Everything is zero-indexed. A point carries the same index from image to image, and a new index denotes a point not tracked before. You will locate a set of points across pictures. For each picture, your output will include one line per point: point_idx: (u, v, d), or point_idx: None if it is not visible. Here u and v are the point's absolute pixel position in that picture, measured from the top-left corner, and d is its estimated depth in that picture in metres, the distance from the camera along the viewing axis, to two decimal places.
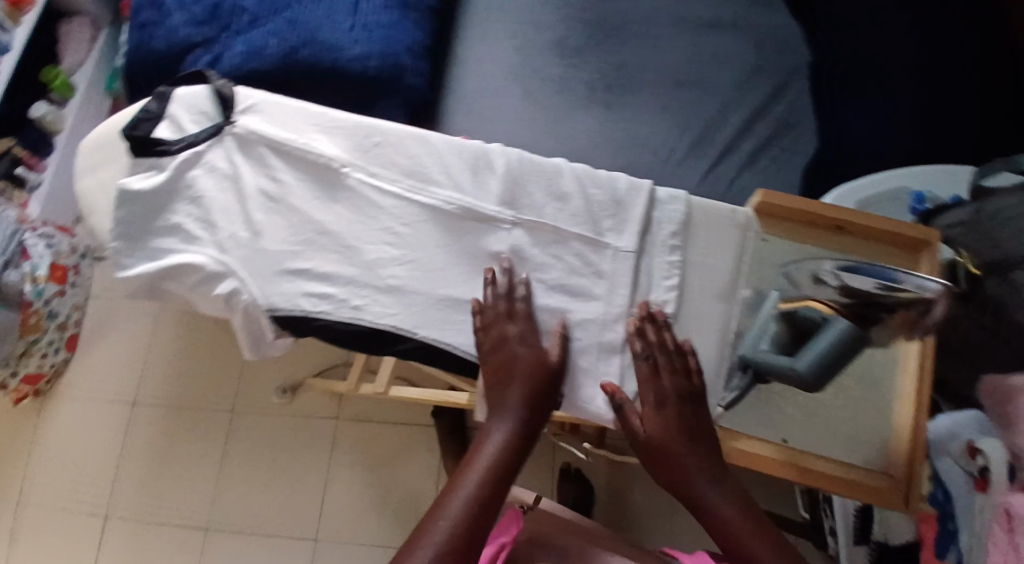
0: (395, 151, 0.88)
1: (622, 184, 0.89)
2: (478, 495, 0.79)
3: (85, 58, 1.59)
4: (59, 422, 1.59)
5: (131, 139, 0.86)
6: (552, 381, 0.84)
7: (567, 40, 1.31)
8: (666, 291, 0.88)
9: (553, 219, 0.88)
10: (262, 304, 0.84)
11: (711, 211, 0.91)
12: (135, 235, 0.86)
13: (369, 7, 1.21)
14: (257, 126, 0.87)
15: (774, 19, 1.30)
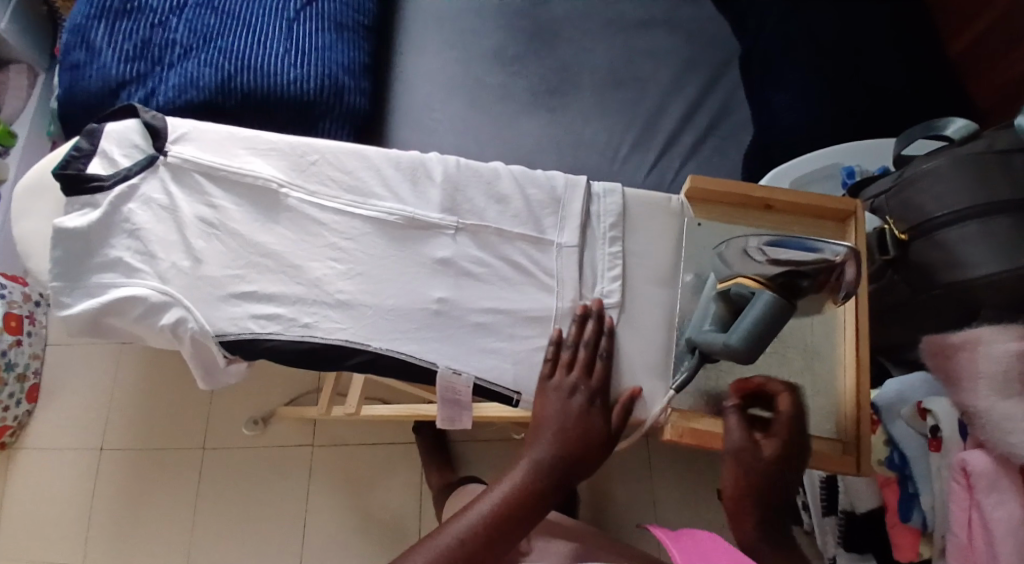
0: (332, 168, 0.89)
1: (559, 182, 0.91)
2: (481, 526, 0.81)
3: (25, 104, 1.61)
4: (26, 475, 1.57)
5: (62, 178, 0.86)
6: (594, 434, 0.83)
7: (505, 50, 1.34)
8: (612, 282, 0.89)
9: (496, 221, 0.90)
10: (210, 330, 0.84)
11: (647, 200, 0.92)
12: (75, 272, 0.85)
13: (303, 32, 1.23)
14: (191, 155, 0.88)
15: (701, 14, 1.35)
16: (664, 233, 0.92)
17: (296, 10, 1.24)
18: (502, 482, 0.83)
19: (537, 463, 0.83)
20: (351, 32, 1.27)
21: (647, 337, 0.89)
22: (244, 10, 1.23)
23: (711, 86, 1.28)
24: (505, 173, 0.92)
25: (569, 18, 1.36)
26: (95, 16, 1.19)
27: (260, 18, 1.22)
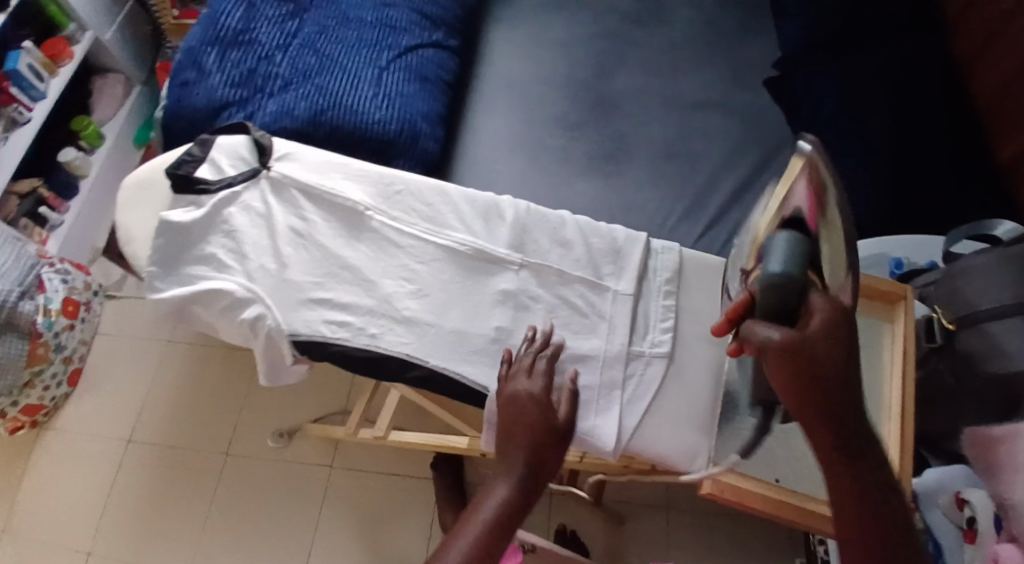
0: (414, 198, 1.00)
1: (621, 237, 1.02)
2: (481, 544, 0.77)
3: (116, 111, 1.77)
4: (52, 457, 1.62)
5: (174, 177, 0.97)
6: (555, 434, 0.88)
7: (568, 115, 1.44)
8: (662, 332, 0.99)
9: (558, 263, 1.00)
10: (285, 329, 0.94)
11: (699, 262, 1.03)
12: (173, 263, 0.96)
13: (392, 79, 1.35)
14: (290, 172, 1.00)
15: (758, 100, 1.42)
16: (713, 294, 1.02)
17: (387, 59, 1.37)
18: (483, 505, 0.81)
19: (513, 479, 0.83)
20: (433, 85, 1.39)
21: (694, 387, 0.98)
22: (342, 53, 1.36)
23: (760, 170, 1.35)
24: (571, 222, 1.02)
25: (630, 93, 1.45)
26: (209, 42, 1.33)
27: (355, 62, 1.35)
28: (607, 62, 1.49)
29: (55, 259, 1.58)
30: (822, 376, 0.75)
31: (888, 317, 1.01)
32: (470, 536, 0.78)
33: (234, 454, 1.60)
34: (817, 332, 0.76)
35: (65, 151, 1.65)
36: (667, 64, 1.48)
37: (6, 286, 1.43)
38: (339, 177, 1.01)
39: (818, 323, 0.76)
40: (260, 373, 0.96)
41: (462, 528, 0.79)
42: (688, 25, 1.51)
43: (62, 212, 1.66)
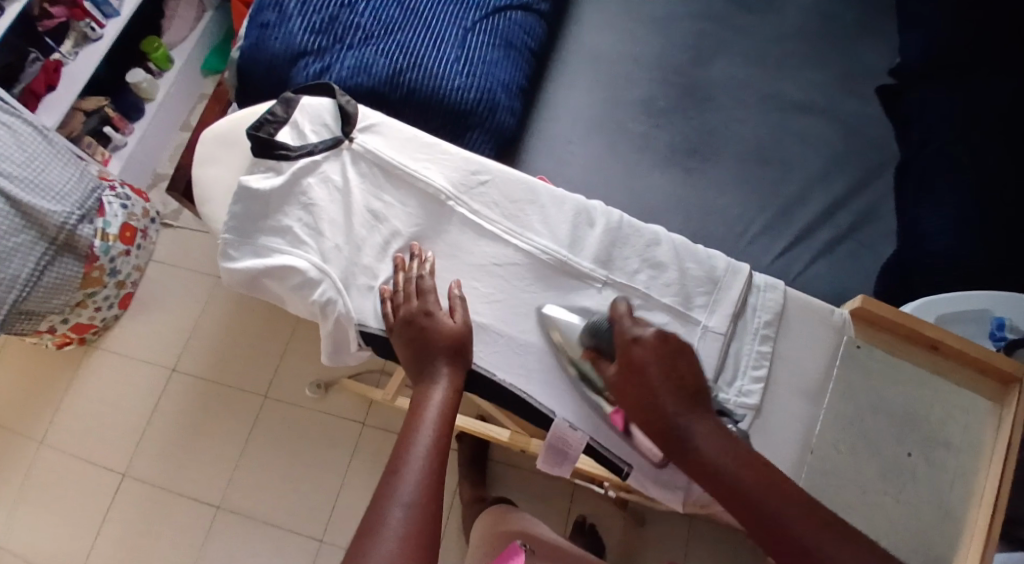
0: (497, 191, 1.01)
1: (721, 266, 1.00)
2: (434, 453, 0.84)
3: (187, 35, 1.73)
4: (96, 375, 1.64)
5: (257, 139, 0.99)
6: (467, 340, 0.93)
7: (655, 101, 1.38)
8: (753, 380, 0.96)
9: (649, 287, 0.99)
10: (353, 317, 0.97)
11: (803, 306, 1.00)
12: (249, 233, 0.98)
13: (476, 43, 1.29)
14: (373, 147, 1.01)
15: (863, 111, 1.35)
16: (817, 344, 0.98)
17: (474, 19, 1.30)
18: (423, 415, 0.87)
19: (440, 387, 0.89)
20: (518, 52, 1.33)
21: (773, 444, 0.95)
22: (428, 8, 1.30)
23: (857, 189, 1.28)
24: (666, 240, 1.01)
25: (727, 83, 1.38)
26: None
27: (440, 20, 1.29)
28: (704, 46, 1.42)
29: (117, 183, 1.59)
30: (641, 404, 0.86)
31: (998, 398, 0.94)
32: (423, 445, 0.84)
33: (272, 397, 1.59)
34: (625, 365, 0.88)
35: (134, 72, 1.64)
36: (769, 57, 1.40)
37: (66, 209, 1.45)
38: (424, 160, 1.02)
39: (624, 356, 0.89)
40: (323, 351, 1.00)
41: (408, 438, 0.85)
42: (801, 12, 1.43)
43: (126, 134, 1.66)
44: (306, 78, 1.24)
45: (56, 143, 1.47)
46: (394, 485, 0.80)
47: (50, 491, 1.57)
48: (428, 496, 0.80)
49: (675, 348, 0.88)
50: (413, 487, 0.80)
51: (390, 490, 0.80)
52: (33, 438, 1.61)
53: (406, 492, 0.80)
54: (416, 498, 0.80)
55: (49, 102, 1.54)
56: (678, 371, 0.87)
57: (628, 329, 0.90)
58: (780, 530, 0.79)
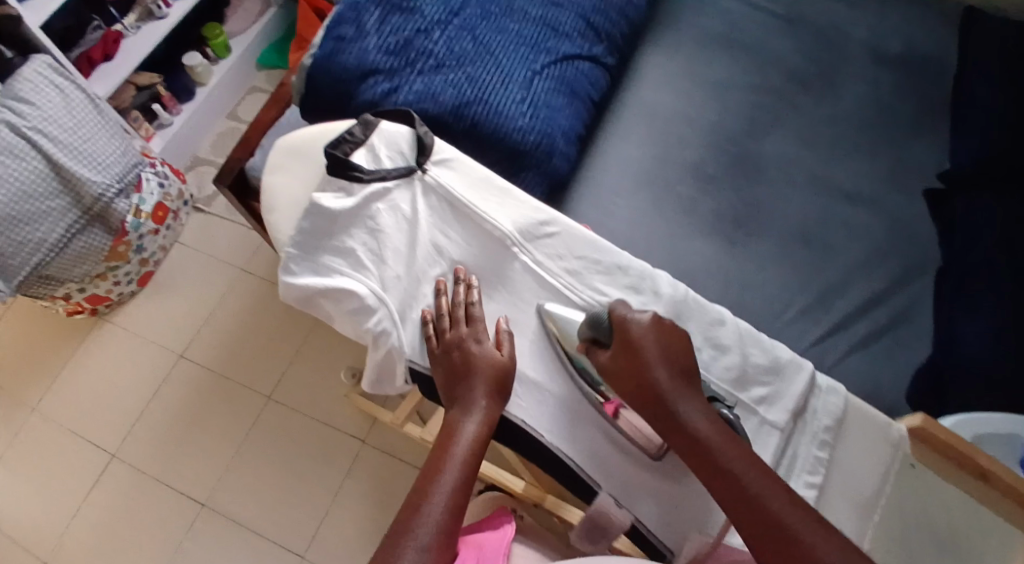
0: (564, 245, 1.02)
1: (784, 358, 0.99)
2: (459, 489, 0.86)
3: (249, 27, 1.75)
4: (100, 349, 1.62)
5: (333, 159, 1.00)
6: (509, 376, 0.96)
7: (705, 167, 1.38)
8: (807, 485, 0.95)
9: (708, 369, 0.99)
10: (405, 351, 0.99)
11: (862, 415, 0.98)
12: (314, 251, 1.00)
13: (543, 86, 1.29)
14: (445, 182, 1.03)
15: (914, 209, 1.35)
16: (874, 458, 0.97)
17: (542, 63, 1.30)
18: (455, 446, 0.89)
19: (474, 417, 0.92)
20: (581, 101, 1.33)
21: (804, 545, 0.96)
22: (499, 44, 1.30)
23: (895, 288, 1.29)
24: (730, 323, 1.01)
25: (780, 161, 1.39)
26: (374, 3, 1.30)
27: (510, 58, 1.29)
28: (762, 119, 1.42)
29: (158, 161, 1.60)
30: (635, 379, 0.90)
31: None
32: (451, 478, 0.86)
33: (275, 400, 1.57)
34: (621, 345, 0.92)
35: (190, 55, 1.65)
36: (825, 141, 1.40)
37: (106, 180, 1.45)
38: (492, 202, 1.03)
39: (620, 340, 0.93)
40: (366, 376, 1.02)
41: (437, 471, 0.87)
42: (856, 101, 1.44)
43: (173, 113, 1.67)
44: (373, 96, 1.24)
45: (106, 115, 1.49)
46: (416, 515, 0.83)
47: (36, 459, 1.54)
48: (449, 532, 0.82)
49: (671, 332, 0.93)
50: (436, 520, 0.82)
51: (416, 521, 0.82)
52: (28, 402, 1.59)
53: (430, 522, 0.82)
54: (438, 532, 0.82)
55: (104, 70, 1.54)
56: (674, 356, 0.91)
57: (626, 314, 0.94)
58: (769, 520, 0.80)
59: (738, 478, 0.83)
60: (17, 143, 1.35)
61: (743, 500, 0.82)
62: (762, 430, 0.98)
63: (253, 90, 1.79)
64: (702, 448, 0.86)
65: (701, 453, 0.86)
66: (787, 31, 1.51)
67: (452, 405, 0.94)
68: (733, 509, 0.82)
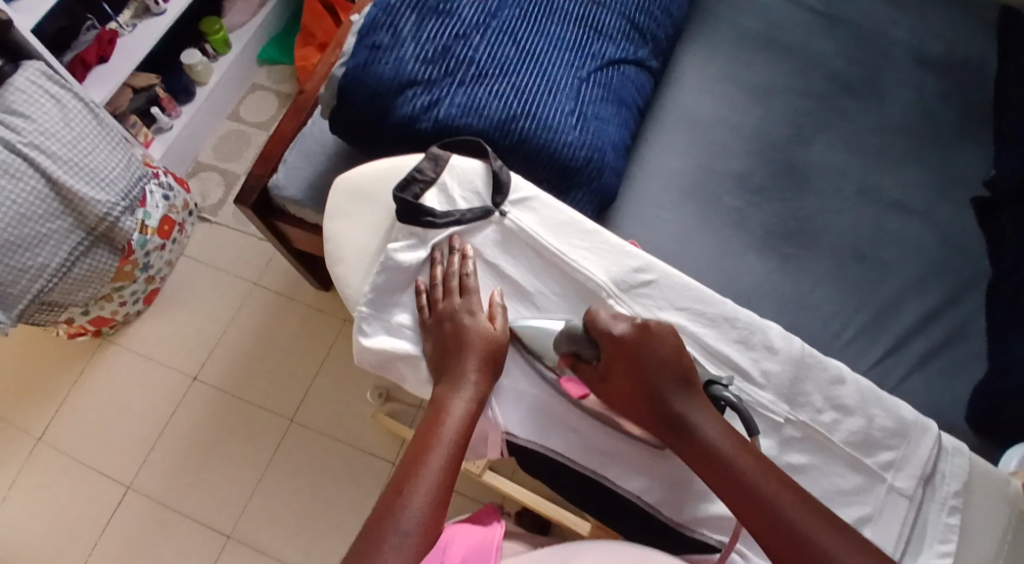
0: (662, 296, 1.01)
1: (910, 419, 0.96)
2: (444, 475, 0.86)
3: (248, 19, 1.71)
4: (108, 373, 1.53)
5: (403, 204, 1.03)
6: (501, 349, 0.96)
7: (751, 176, 1.29)
8: (940, 553, 0.92)
9: (831, 431, 0.96)
10: (502, 426, 0.98)
11: (988, 477, 0.96)
12: (389, 309, 1.02)
13: (591, 96, 1.22)
14: (527, 226, 1.03)
15: (962, 219, 1.27)
16: (995, 519, 0.94)
17: (588, 70, 1.23)
18: (445, 426, 0.90)
19: (464, 394, 0.93)
20: (628, 110, 1.27)
21: None
22: (542, 50, 1.22)
23: (950, 304, 1.21)
24: (850, 381, 0.98)
25: (825, 170, 1.30)
26: (410, 6, 1.21)
27: (555, 65, 1.22)
28: (805, 125, 1.33)
29: (161, 172, 1.50)
30: (631, 377, 0.90)
31: None
32: (437, 464, 0.87)
33: (298, 422, 1.47)
34: (615, 355, 0.90)
35: (191, 53, 1.61)
36: (871, 150, 1.31)
37: (111, 198, 1.34)
38: (582, 250, 1.03)
39: (611, 350, 0.90)
40: None
41: (423, 454, 0.87)
42: (900, 106, 1.35)
43: (173, 115, 1.61)
44: (412, 110, 1.17)
45: (106, 124, 1.36)
46: (403, 495, 0.84)
47: (41, 493, 1.44)
48: (430, 522, 0.83)
49: (664, 337, 0.90)
50: (421, 502, 0.83)
51: (396, 510, 0.82)
52: (30, 433, 1.49)
53: (412, 511, 0.83)
54: (417, 521, 0.82)
55: (98, 73, 1.48)
56: (666, 367, 0.88)
57: (605, 323, 0.91)
58: (790, 531, 0.80)
59: (741, 479, 0.84)
60: (11, 163, 1.23)
61: (756, 509, 0.82)
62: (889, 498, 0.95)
63: (254, 88, 1.74)
64: (711, 460, 0.86)
65: (702, 456, 0.86)
66: (826, 30, 1.42)
67: (443, 378, 0.95)
68: (753, 527, 0.82)
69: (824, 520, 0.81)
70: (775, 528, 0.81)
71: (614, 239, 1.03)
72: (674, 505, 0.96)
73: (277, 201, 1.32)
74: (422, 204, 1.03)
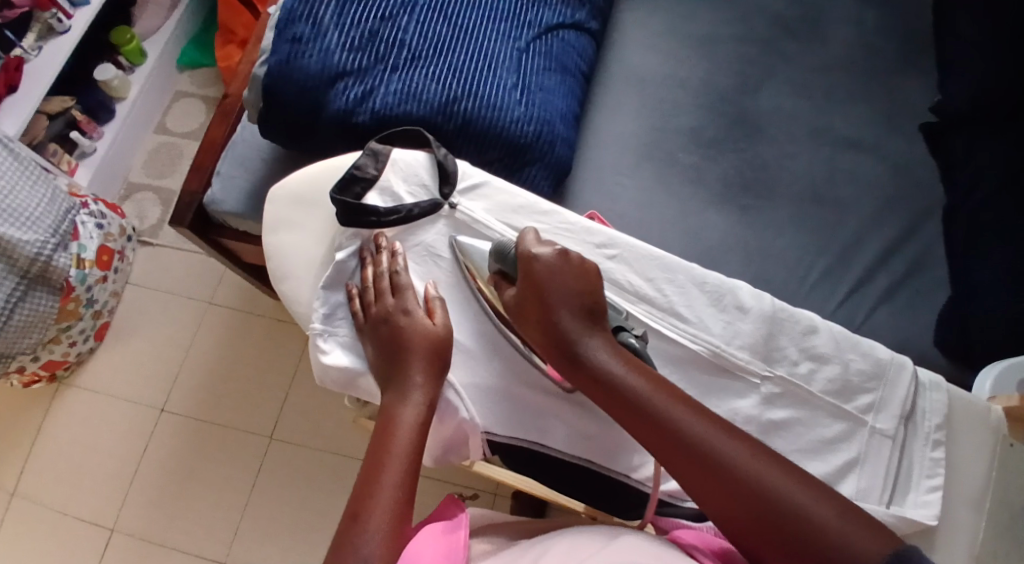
0: (628, 269, 0.97)
1: (887, 360, 0.94)
2: (403, 490, 0.81)
3: (161, 25, 1.63)
4: (71, 416, 1.47)
5: (345, 209, 0.98)
6: (446, 345, 0.93)
7: (701, 128, 1.24)
8: (929, 489, 0.91)
9: (810, 383, 0.94)
10: (480, 426, 0.94)
11: (969, 406, 0.95)
12: (344, 321, 0.97)
13: (533, 66, 1.17)
14: (478, 215, 0.99)
15: (915, 143, 1.23)
16: (981, 449, 0.94)
17: (526, 39, 1.18)
18: (397, 438, 0.85)
19: (413, 401, 0.88)
20: (573, 76, 1.22)
21: None
22: (475, 23, 1.16)
23: (912, 232, 1.17)
24: (824, 330, 0.95)
25: (773, 111, 1.25)
26: None
27: (491, 37, 1.16)
28: (750, 67, 1.28)
29: (90, 200, 1.42)
30: (541, 317, 0.88)
31: None
32: (393, 477, 0.82)
33: (275, 437, 1.43)
34: (528, 287, 0.89)
35: (103, 69, 1.52)
36: (817, 85, 1.27)
37: (40, 236, 1.27)
38: (539, 231, 0.99)
39: (526, 281, 0.89)
40: (430, 456, 0.97)
41: (377, 472, 0.82)
42: (843, 39, 1.30)
43: (95, 137, 1.54)
44: (346, 103, 1.11)
45: (22, 158, 1.28)
46: (362, 518, 0.78)
47: (21, 548, 1.39)
48: (395, 542, 0.77)
49: (578, 270, 0.89)
50: (383, 523, 0.78)
51: (357, 538, 0.77)
52: (1, 489, 1.43)
53: (373, 533, 0.77)
54: (380, 544, 0.77)
55: (7, 104, 1.40)
56: (580, 298, 0.87)
57: (531, 247, 0.91)
58: (700, 453, 0.76)
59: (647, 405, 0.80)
60: None
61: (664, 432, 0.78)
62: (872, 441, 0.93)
63: (180, 96, 1.68)
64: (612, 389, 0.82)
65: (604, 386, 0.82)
66: None
67: (390, 386, 0.90)
68: (663, 452, 0.78)
69: (731, 436, 0.77)
70: (686, 451, 0.77)
71: (571, 215, 1.00)
72: (667, 474, 0.94)
73: (215, 216, 1.26)
74: (365, 204, 0.99)
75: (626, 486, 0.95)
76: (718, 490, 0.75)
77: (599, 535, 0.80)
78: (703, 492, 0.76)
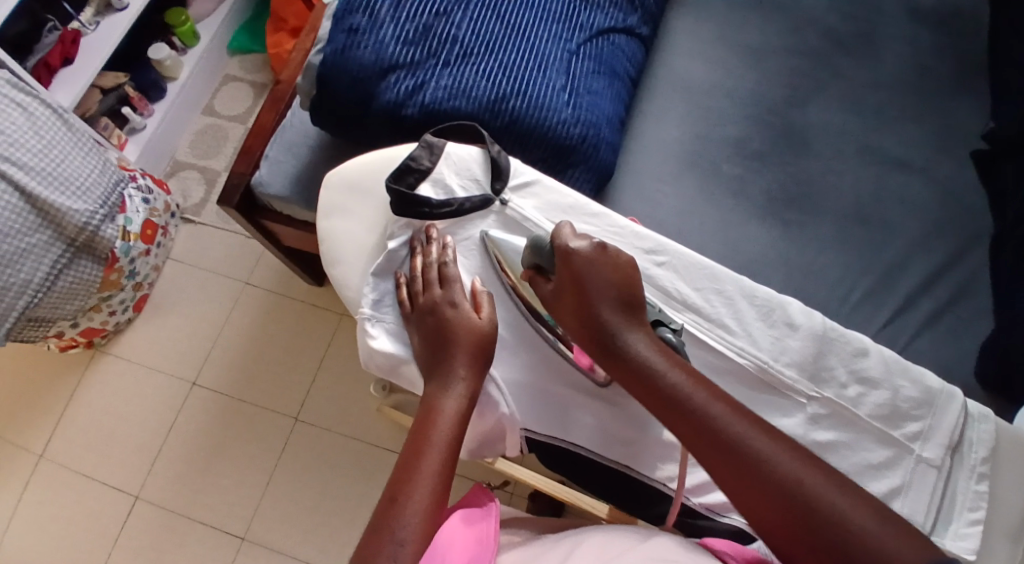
0: (677, 277, 0.98)
1: (935, 388, 0.95)
2: (439, 477, 0.82)
3: (215, 8, 1.66)
4: (103, 384, 1.49)
5: (398, 198, 1.00)
6: (489, 340, 0.94)
7: (749, 144, 1.25)
8: (971, 522, 0.91)
9: (857, 405, 0.95)
10: (519, 422, 0.96)
11: (1014, 441, 0.95)
12: (391, 308, 0.99)
13: (581, 70, 1.18)
14: (529, 212, 1.00)
15: (963, 174, 1.23)
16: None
17: (577, 42, 1.19)
18: (436, 427, 0.86)
19: (453, 392, 0.89)
20: (621, 82, 1.23)
21: None
22: (527, 23, 1.18)
23: (955, 261, 1.18)
24: (874, 352, 0.96)
25: (823, 132, 1.26)
26: None
27: (542, 39, 1.17)
28: (801, 87, 1.29)
29: (138, 175, 1.45)
30: (580, 311, 0.89)
31: None
32: (432, 464, 0.83)
33: (302, 420, 1.45)
34: (567, 277, 0.90)
35: (156, 49, 1.55)
36: (867, 108, 1.27)
37: (89, 206, 1.29)
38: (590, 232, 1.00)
39: (564, 268, 0.91)
40: (467, 448, 0.98)
41: (416, 458, 0.83)
42: (896, 63, 1.30)
43: (145, 115, 1.57)
44: (397, 95, 1.13)
45: (76, 129, 1.30)
46: (399, 501, 0.80)
47: (47, 510, 1.41)
48: (430, 525, 0.79)
49: (617, 264, 0.90)
50: (419, 507, 0.79)
51: (394, 520, 0.78)
52: (31, 450, 1.45)
53: (411, 516, 0.78)
54: (417, 529, 0.78)
55: (65, 75, 1.43)
56: (617, 288, 0.88)
57: (568, 243, 0.91)
58: (736, 449, 0.77)
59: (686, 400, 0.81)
60: None
61: (701, 428, 0.79)
62: (917, 469, 0.93)
63: (228, 79, 1.70)
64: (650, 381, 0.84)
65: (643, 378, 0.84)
66: None
67: (433, 376, 0.92)
68: (699, 445, 0.79)
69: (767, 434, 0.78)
70: (720, 446, 0.78)
71: (621, 219, 1.02)
72: (706, 486, 0.95)
73: (262, 198, 1.28)
74: (418, 195, 1.00)
75: (660, 492, 0.96)
76: (755, 489, 0.76)
77: (631, 534, 0.81)
78: (735, 486, 0.77)
